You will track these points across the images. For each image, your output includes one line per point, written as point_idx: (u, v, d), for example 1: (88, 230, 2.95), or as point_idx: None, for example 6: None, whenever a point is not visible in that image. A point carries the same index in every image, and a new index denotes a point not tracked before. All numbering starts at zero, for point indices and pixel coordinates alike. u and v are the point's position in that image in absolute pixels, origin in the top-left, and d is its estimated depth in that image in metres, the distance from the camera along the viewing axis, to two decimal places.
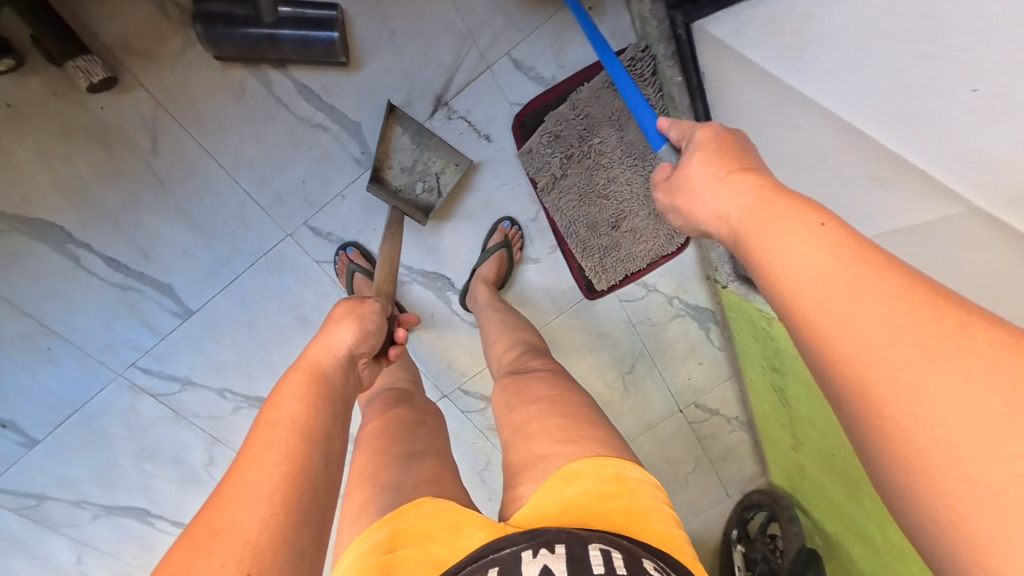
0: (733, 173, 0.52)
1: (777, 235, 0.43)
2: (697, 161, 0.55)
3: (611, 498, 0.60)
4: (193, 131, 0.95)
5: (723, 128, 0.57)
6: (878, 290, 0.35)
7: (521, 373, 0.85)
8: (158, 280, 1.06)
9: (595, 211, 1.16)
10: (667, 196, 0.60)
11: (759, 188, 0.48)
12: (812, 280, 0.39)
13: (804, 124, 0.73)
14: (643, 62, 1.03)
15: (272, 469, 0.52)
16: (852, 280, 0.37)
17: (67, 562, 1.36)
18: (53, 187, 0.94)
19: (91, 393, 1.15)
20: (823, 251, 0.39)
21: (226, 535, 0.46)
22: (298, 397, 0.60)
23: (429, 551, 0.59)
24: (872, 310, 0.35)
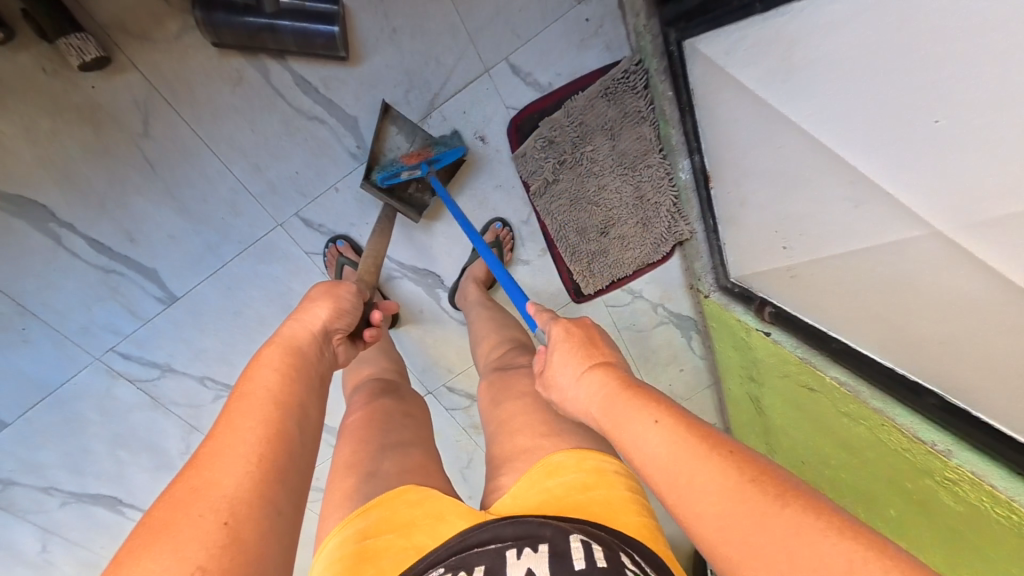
0: (586, 368, 0.60)
1: (632, 433, 0.50)
2: (558, 356, 0.63)
3: (590, 489, 0.61)
4: (186, 115, 0.94)
5: (572, 317, 0.66)
6: (709, 484, 0.42)
7: (506, 369, 0.87)
8: (143, 264, 1.04)
9: (585, 217, 1.18)
10: (545, 385, 0.67)
11: (608, 382, 0.56)
12: (662, 479, 0.46)
13: (787, 144, 0.77)
14: (636, 75, 1.05)
15: (249, 432, 0.53)
16: (684, 476, 0.44)
17: (31, 550, 1.32)
18: (37, 164, 0.92)
19: (67, 376, 1.13)
20: (662, 449, 0.47)
21: (203, 492, 0.47)
22: (274, 368, 0.62)
23: (411, 537, 0.60)
24: (708, 502, 0.42)
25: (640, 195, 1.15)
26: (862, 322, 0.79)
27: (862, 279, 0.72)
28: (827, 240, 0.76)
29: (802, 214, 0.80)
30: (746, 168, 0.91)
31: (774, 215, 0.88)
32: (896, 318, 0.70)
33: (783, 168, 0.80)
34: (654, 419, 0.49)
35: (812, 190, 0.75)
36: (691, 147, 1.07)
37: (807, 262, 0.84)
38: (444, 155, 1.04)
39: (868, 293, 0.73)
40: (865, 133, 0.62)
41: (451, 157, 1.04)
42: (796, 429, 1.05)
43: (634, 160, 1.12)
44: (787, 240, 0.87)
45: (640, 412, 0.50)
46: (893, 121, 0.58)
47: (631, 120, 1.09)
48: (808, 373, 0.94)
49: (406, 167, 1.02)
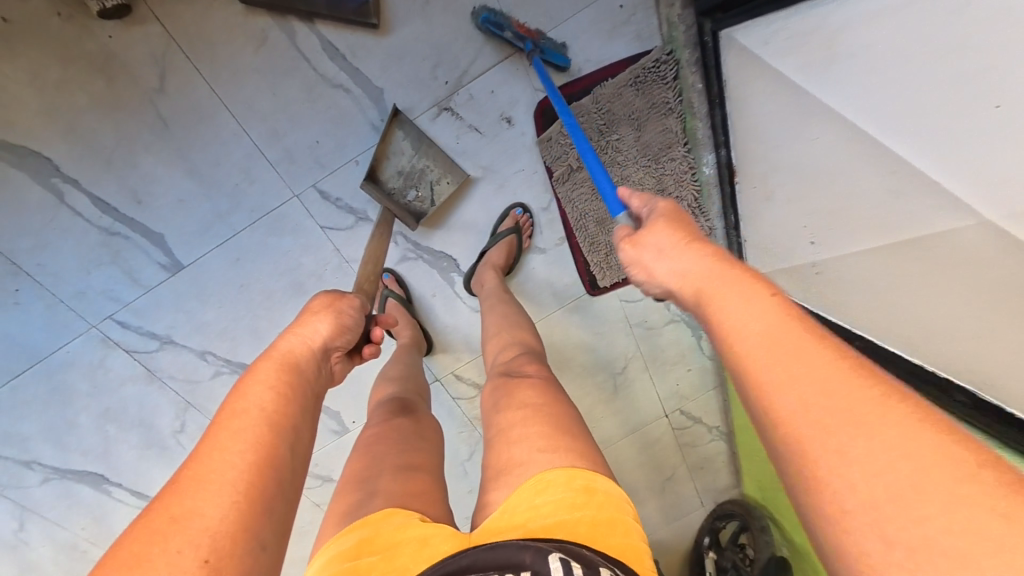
0: (688, 241, 0.54)
1: (730, 300, 0.44)
2: (658, 228, 0.58)
3: (579, 510, 0.56)
4: (206, 73, 0.91)
5: (676, 205, 0.61)
6: (821, 357, 0.37)
7: (513, 375, 0.83)
8: (149, 228, 1.00)
9: (605, 208, 1.17)
10: (624, 249, 0.62)
11: (713, 257, 0.50)
12: (757, 343, 0.40)
13: (823, 136, 0.76)
14: (667, 65, 1.04)
15: (237, 456, 0.49)
16: (788, 342, 0.39)
17: (7, 528, 1.25)
18: (40, 112, 0.87)
19: (58, 344, 1.07)
20: (768, 317, 0.41)
21: (183, 523, 0.43)
22: (268, 386, 0.58)
23: (394, 560, 0.57)
24: (810, 369, 0.36)
25: (661, 188, 1.15)
26: (886, 319, 0.79)
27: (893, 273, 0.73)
28: (859, 232, 0.76)
29: (833, 208, 0.80)
30: (775, 163, 0.90)
31: (802, 209, 0.88)
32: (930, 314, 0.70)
33: (813, 161, 0.81)
34: (771, 292, 0.43)
35: (847, 182, 0.75)
36: (717, 141, 1.06)
37: (836, 257, 0.83)
38: (552, 52, 1.02)
39: (908, 293, 0.72)
40: (911, 123, 0.62)
41: (559, 59, 1.02)
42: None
43: (658, 153, 1.11)
44: (814, 235, 0.87)
45: (754, 284, 0.44)
46: (938, 110, 0.58)
47: (658, 111, 1.08)
48: None
49: (512, 30, 0.99)
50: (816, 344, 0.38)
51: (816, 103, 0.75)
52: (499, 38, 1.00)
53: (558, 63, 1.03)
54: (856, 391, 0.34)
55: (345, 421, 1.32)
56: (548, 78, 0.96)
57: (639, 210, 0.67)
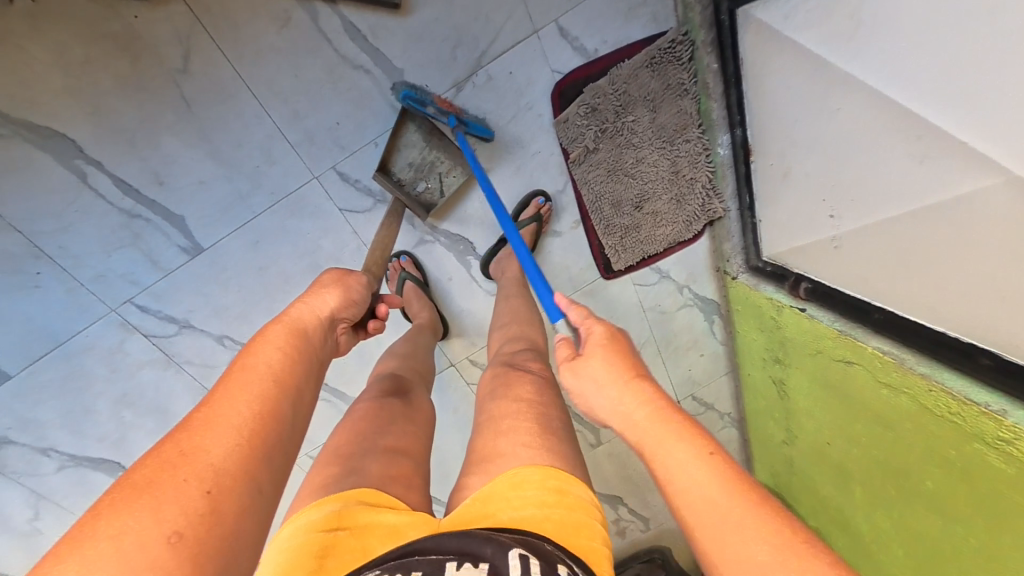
0: (630, 379, 0.57)
1: (674, 463, 0.49)
2: (597, 355, 0.60)
3: (548, 507, 0.57)
4: (229, 53, 0.92)
5: (618, 328, 0.63)
6: (754, 526, 0.43)
7: (516, 367, 0.83)
8: (170, 210, 1.01)
9: (620, 189, 1.18)
10: (564, 372, 0.63)
11: (652, 400, 0.54)
12: (700, 510, 0.46)
13: (847, 106, 0.77)
14: (683, 46, 1.06)
15: (244, 405, 0.51)
16: (727, 512, 0.44)
17: (21, 517, 1.25)
18: (64, 93, 0.88)
19: (78, 328, 1.07)
20: (707, 484, 0.46)
21: (191, 457, 0.45)
22: (278, 346, 0.59)
23: (363, 539, 0.58)
24: (745, 541, 0.42)
25: (675, 170, 1.16)
26: (904, 289, 0.82)
27: (912, 239, 0.75)
28: (878, 204, 0.78)
29: (853, 180, 0.81)
30: (794, 139, 0.91)
31: (819, 184, 0.89)
32: (954, 279, 0.70)
33: (835, 136, 0.82)
34: (708, 451, 0.48)
35: (871, 153, 0.76)
36: (732, 121, 1.08)
37: (856, 229, 0.85)
38: (475, 125, 1.04)
39: (927, 257, 0.73)
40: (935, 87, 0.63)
41: (480, 131, 1.05)
42: (830, 411, 1.06)
43: (673, 134, 1.13)
44: (834, 209, 0.87)
45: (692, 439, 0.49)
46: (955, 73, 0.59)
47: (673, 92, 1.09)
48: (847, 346, 0.97)
49: (436, 105, 0.99)
50: (752, 513, 0.44)
51: (840, 76, 0.76)
52: (423, 114, 1.01)
53: (483, 135, 1.06)
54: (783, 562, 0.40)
55: None
56: (474, 158, 1.00)
57: (575, 323, 0.67)
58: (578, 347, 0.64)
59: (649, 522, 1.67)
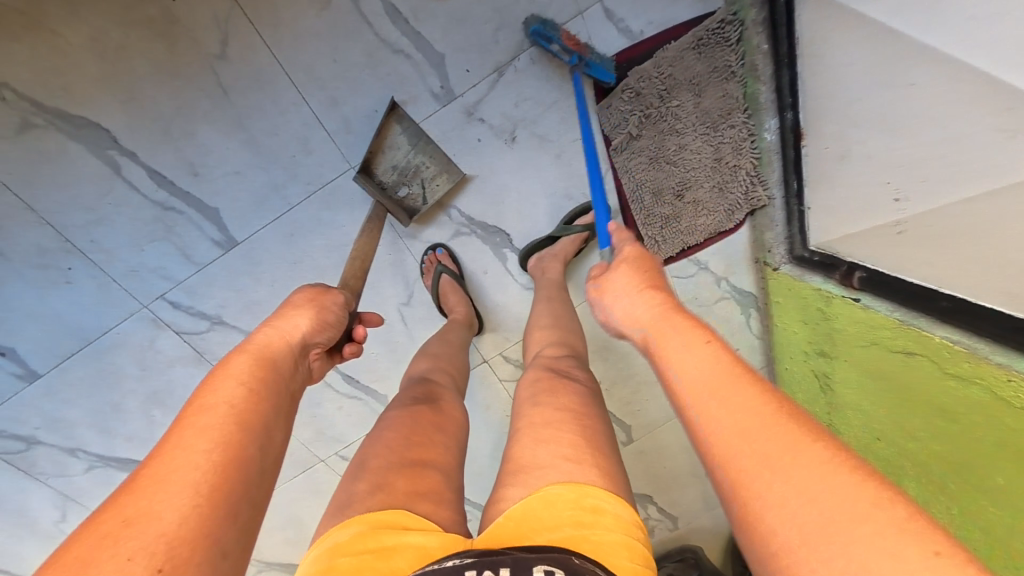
0: (648, 290, 0.62)
1: (678, 348, 0.53)
2: (621, 272, 0.67)
3: (584, 528, 0.53)
4: (267, 37, 0.91)
5: (648, 253, 0.70)
6: (740, 395, 0.45)
7: (559, 374, 0.79)
8: (203, 202, 0.98)
9: (662, 177, 1.14)
10: (592, 290, 0.70)
11: (664, 305, 0.59)
12: (691, 384, 0.49)
13: (922, 81, 0.73)
14: (732, 26, 1.03)
15: (202, 456, 0.48)
16: (716, 383, 0.47)
17: (49, 520, 1.22)
18: (102, 83, 0.88)
19: (109, 325, 1.04)
20: (706, 366, 0.49)
21: (139, 527, 0.42)
22: (239, 381, 0.56)
23: (390, 561, 0.51)
24: (729, 406, 0.45)
25: (718, 156, 1.12)
26: (978, 275, 0.75)
27: (984, 221, 0.70)
28: (947, 184, 0.74)
29: (925, 159, 0.77)
30: (855, 118, 0.88)
31: (885, 164, 0.85)
32: None
33: (901, 111, 0.79)
34: (706, 340, 0.52)
35: (933, 127, 0.74)
36: (782, 104, 1.05)
37: (925, 212, 0.80)
38: (595, 66, 1.02)
39: (1000, 240, 0.68)
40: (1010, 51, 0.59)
41: (604, 73, 1.04)
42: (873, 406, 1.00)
43: (717, 119, 1.09)
44: (901, 193, 0.83)
45: (693, 330, 0.53)
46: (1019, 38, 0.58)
47: (719, 75, 1.06)
48: (907, 336, 0.90)
49: (561, 43, 0.99)
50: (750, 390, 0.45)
51: (908, 45, 0.73)
52: (547, 50, 1.01)
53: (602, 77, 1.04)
54: (765, 424, 0.42)
55: None
56: (583, 100, 1.00)
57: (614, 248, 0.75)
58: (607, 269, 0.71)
59: (677, 521, 1.62)
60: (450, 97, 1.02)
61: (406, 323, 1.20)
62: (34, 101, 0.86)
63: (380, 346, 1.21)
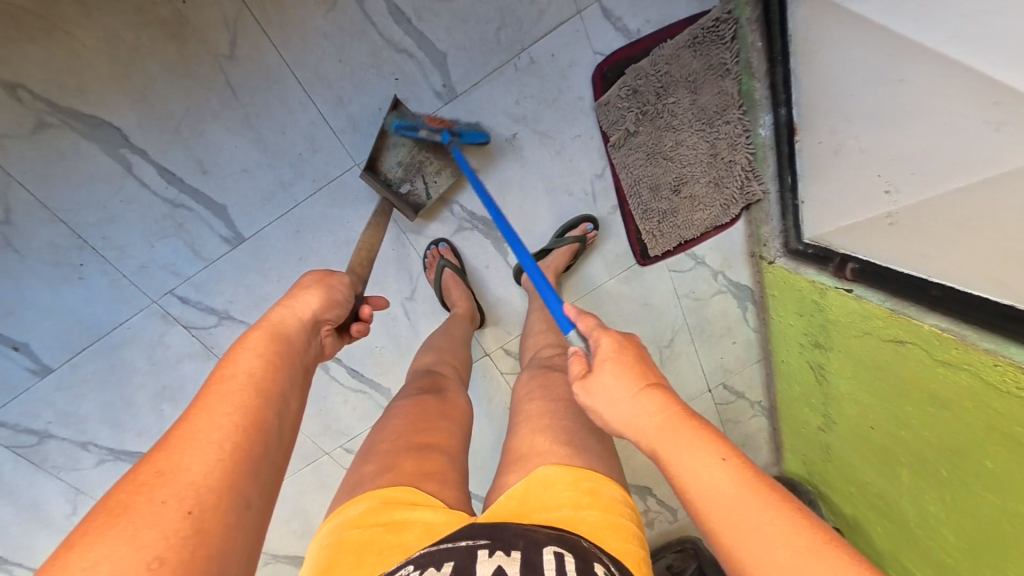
0: (642, 388, 0.56)
1: (693, 464, 0.48)
2: (606, 369, 0.59)
3: (583, 508, 0.54)
4: (275, 38, 0.94)
5: (625, 334, 0.63)
6: (774, 530, 0.42)
7: (558, 366, 0.80)
8: (212, 199, 1.01)
9: (659, 173, 1.16)
10: (578, 389, 0.62)
11: (664, 406, 0.54)
12: (722, 519, 0.45)
13: (910, 75, 0.75)
14: (727, 24, 1.06)
15: (224, 418, 0.51)
16: (750, 521, 0.43)
17: (60, 513, 1.24)
18: (115, 83, 0.91)
19: (119, 320, 1.06)
20: (734, 490, 0.45)
21: (170, 476, 0.45)
22: (257, 354, 0.59)
23: (398, 535, 0.53)
24: (769, 550, 0.41)
25: (714, 152, 1.14)
26: (965, 263, 0.78)
27: (971, 210, 0.72)
28: (936, 176, 0.77)
29: (916, 152, 0.79)
30: (850, 113, 0.90)
31: (876, 157, 0.87)
32: (1012, 247, 0.67)
33: (890, 104, 0.81)
34: (722, 456, 0.48)
35: (921, 119, 0.76)
36: (776, 100, 1.08)
37: (916, 203, 0.82)
38: (467, 134, 1.03)
39: (986, 228, 0.70)
40: (993, 45, 0.61)
41: (474, 138, 1.04)
42: (866, 393, 1.04)
43: (713, 116, 1.11)
44: (891, 184, 0.86)
45: (705, 446, 0.49)
46: (1000, 32, 0.60)
47: (715, 72, 1.09)
48: (900, 326, 0.92)
49: (427, 128, 1.00)
50: (783, 520, 0.43)
51: (900, 40, 0.75)
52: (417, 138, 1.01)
53: (477, 140, 1.05)
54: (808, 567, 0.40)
55: None
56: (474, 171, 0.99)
57: (586, 334, 0.67)
58: (587, 362, 0.63)
59: (677, 514, 1.63)
60: (452, 95, 1.05)
61: (409, 317, 1.22)
62: (48, 101, 0.89)
63: (384, 341, 1.24)
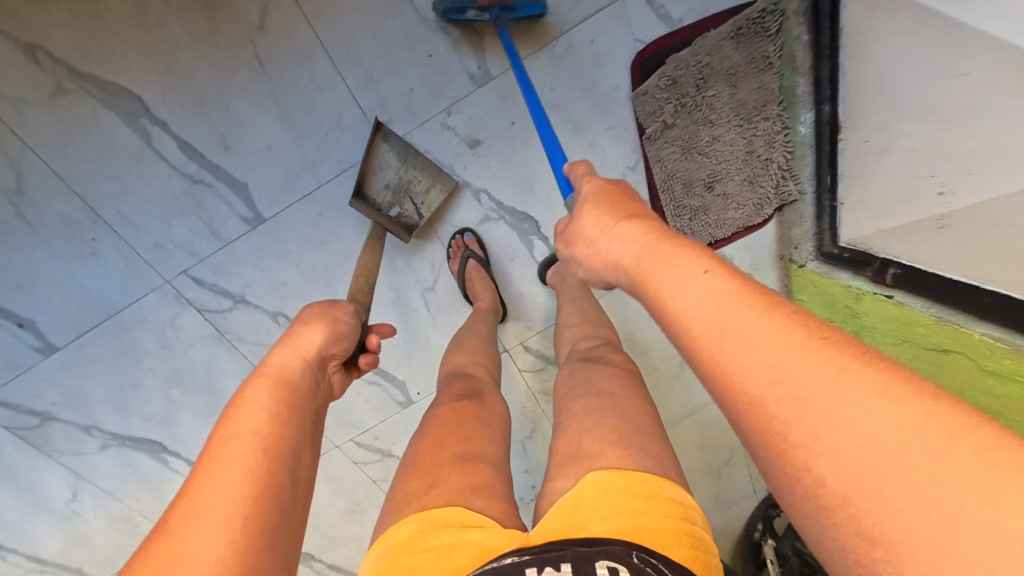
0: (621, 222, 0.54)
1: (672, 276, 0.45)
2: (587, 213, 0.59)
3: (640, 516, 0.50)
4: (307, 11, 0.90)
5: (607, 182, 0.62)
6: (760, 329, 0.37)
7: (596, 360, 0.76)
8: (233, 176, 0.97)
9: (693, 168, 1.12)
10: (564, 243, 0.63)
11: (646, 232, 0.51)
12: (700, 325, 0.41)
13: (975, 71, 0.72)
14: (773, 16, 1.02)
15: (232, 489, 0.46)
16: (734, 323, 0.39)
17: (60, 498, 1.20)
18: (140, 50, 0.87)
19: (131, 299, 1.02)
20: (709, 296, 0.41)
21: (177, 568, 0.41)
22: (262, 405, 0.55)
23: (451, 559, 0.49)
24: (754, 350, 0.37)
25: (751, 149, 1.11)
26: (1023, 272, 0.74)
27: None
28: (998, 178, 0.72)
29: (974, 151, 0.75)
30: (901, 109, 0.86)
31: (930, 157, 0.83)
32: None
33: (954, 103, 0.77)
34: (704, 268, 0.44)
35: (990, 121, 0.72)
36: (819, 97, 1.04)
37: (969, 207, 0.78)
38: (520, 7, 0.97)
39: None
40: None
41: (532, 10, 0.97)
42: None
43: (753, 111, 1.08)
44: (945, 185, 0.81)
45: (686, 260, 0.45)
46: None
47: (756, 66, 1.05)
48: (944, 332, 0.89)
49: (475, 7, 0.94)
50: (770, 318, 0.38)
51: (965, 32, 0.72)
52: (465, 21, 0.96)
53: (532, 14, 0.98)
54: (796, 356, 0.35)
55: (411, 393, 1.25)
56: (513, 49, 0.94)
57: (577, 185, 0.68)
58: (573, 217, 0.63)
59: None
60: (487, 79, 1.02)
61: (430, 309, 1.18)
62: (69, 66, 0.85)
63: (403, 334, 1.19)
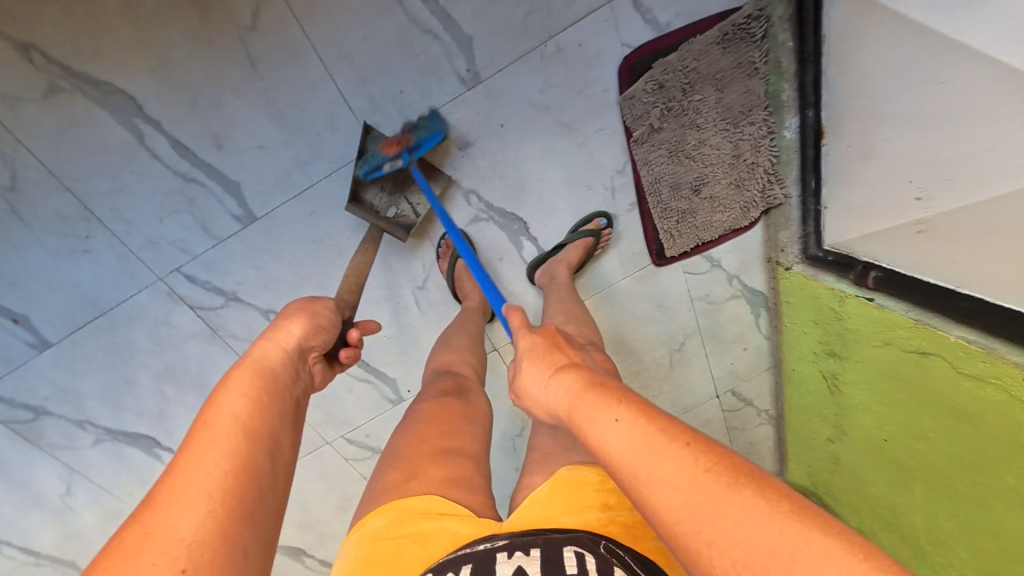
0: (552, 375, 0.61)
1: (596, 429, 0.51)
2: (525, 370, 0.65)
3: (609, 509, 0.53)
4: (298, 12, 0.91)
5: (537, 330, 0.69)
6: (665, 465, 0.44)
7: None
8: (225, 175, 0.98)
9: (680, 171, 1.14)
10: (514, 395, 0.68)
11: (573, 385, 0.58)
12: (624, 463, 0.47)
13: (953, 78, 0.73)
14: (758, 22, 1.03)
15: (212, 467, 0.48)
16: (648, 464, 0.45)
17: (53, 492, 1.22)
18: (133, 49, 0.88)
19: (124, 295, 1.04)
20: (625, 439, 0.48)
21: (158, 535, 0.42)
22: (241, 393, 0.57)
23: (426, 546, 0.50)
24: (665, 487, 0.43)
25: (737, 153, 1.12)
26: (997, 274, 0.76)
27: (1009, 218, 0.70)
28: (976, 183, 0.74)
29: (952, 156, 0.77)
30: (883, 114, 0.88)
31: (909, 161, 0.85)
32: None
33: (933, 109, 0.78)
34: (617, 414, 0.51)
35: (966, 129, 0.73)
36: (804, 102, 1.06)
37: (946, 211, 0.80)
38: (425, 140, 1.01)
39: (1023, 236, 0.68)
40: None
41: (433, 140, 1.00)
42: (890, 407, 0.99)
43: (739, 115, 1.09)
44: (923, 189, 0.83)
45: (604, 405, 0.52)
46: None
47: (743, 71, 1.06)
48: (924, 335, 0.90)
49: (388, 159, 1.00)
50: (673, 454, 0.45)
51: (943, 40, 0.73)
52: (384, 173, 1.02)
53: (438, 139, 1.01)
54: (696, 493, 0.42)
55: (401, 390, 1.26)
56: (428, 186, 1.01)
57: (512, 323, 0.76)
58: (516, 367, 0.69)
59: None
60: (477, 81, 1.03)
61: (420, 307, 1.20)
62: (63, 65, 0.87)
63: (393, 331, 1.21)
